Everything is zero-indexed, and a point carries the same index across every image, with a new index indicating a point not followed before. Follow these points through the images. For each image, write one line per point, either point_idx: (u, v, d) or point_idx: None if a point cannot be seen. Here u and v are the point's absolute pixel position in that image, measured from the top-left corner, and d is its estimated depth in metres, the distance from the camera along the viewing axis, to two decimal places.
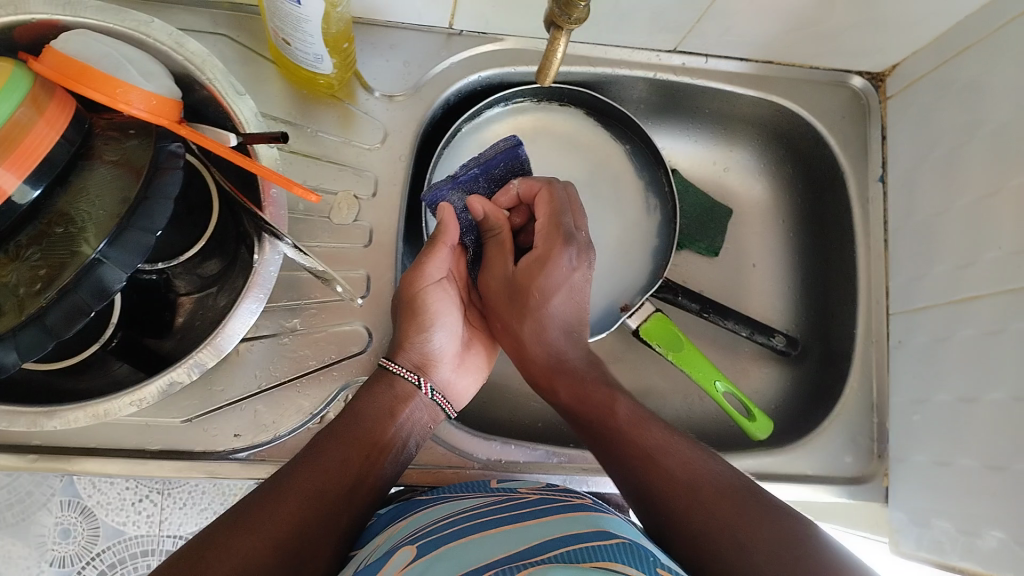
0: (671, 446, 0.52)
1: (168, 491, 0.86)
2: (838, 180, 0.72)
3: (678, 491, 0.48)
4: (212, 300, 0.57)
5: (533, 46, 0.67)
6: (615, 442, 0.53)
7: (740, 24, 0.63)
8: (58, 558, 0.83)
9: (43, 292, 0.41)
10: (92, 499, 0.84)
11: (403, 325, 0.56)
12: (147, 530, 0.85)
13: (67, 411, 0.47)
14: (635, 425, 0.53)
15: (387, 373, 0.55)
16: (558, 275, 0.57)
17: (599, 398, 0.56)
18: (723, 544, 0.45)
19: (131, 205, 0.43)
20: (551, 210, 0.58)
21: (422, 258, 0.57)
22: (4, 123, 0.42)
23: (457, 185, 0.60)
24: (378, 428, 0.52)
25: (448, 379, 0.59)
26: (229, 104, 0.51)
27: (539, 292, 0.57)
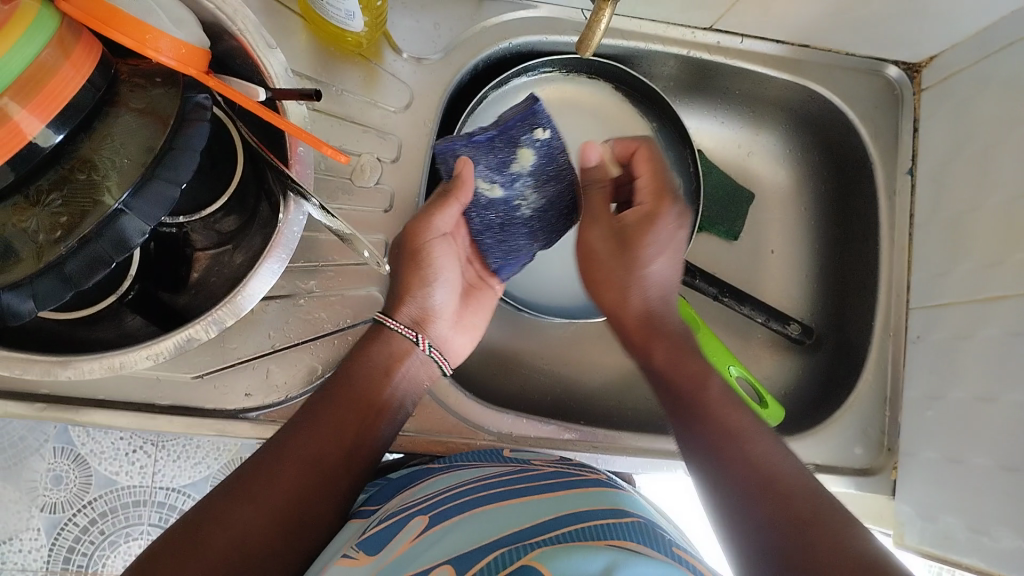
0: (766, 432, 0.50)
1: (161, 443, 0.85)
2: (866, 170, 0.71)
3: (755, 470, 0.47)
4: (228, 257, 0.56)
5: (568, 15, 0.65)
6: (696, 413, 0.52)
7: (780, 6, 0.62)
8: (48, 504, 0.83)
9: (63, 239, 0.41)
10: (85, 448, 0.84)
11: (404, 277, 0.57)
12: (140, 481, 0.84)
13: (81, 362, 0.45)
14: (724, 404, 0.52)
15: (383, 330, 0.54)
16: (666, 234, 0.59)
17: (692, 373, 0.55)
18: (787, 542, 0.42)
19: (156, 154, 0.43)
20: (653, 171, 0.59)
21: (432, 207, 0.55)
22: (28, 63, 0.40)
23: (472, 144, 0.56)
24: (375, 389, 0.52)
25: (443, 333, 0.60)
26: (258, 56, 0.49)
27: (644, 244, 0.58)
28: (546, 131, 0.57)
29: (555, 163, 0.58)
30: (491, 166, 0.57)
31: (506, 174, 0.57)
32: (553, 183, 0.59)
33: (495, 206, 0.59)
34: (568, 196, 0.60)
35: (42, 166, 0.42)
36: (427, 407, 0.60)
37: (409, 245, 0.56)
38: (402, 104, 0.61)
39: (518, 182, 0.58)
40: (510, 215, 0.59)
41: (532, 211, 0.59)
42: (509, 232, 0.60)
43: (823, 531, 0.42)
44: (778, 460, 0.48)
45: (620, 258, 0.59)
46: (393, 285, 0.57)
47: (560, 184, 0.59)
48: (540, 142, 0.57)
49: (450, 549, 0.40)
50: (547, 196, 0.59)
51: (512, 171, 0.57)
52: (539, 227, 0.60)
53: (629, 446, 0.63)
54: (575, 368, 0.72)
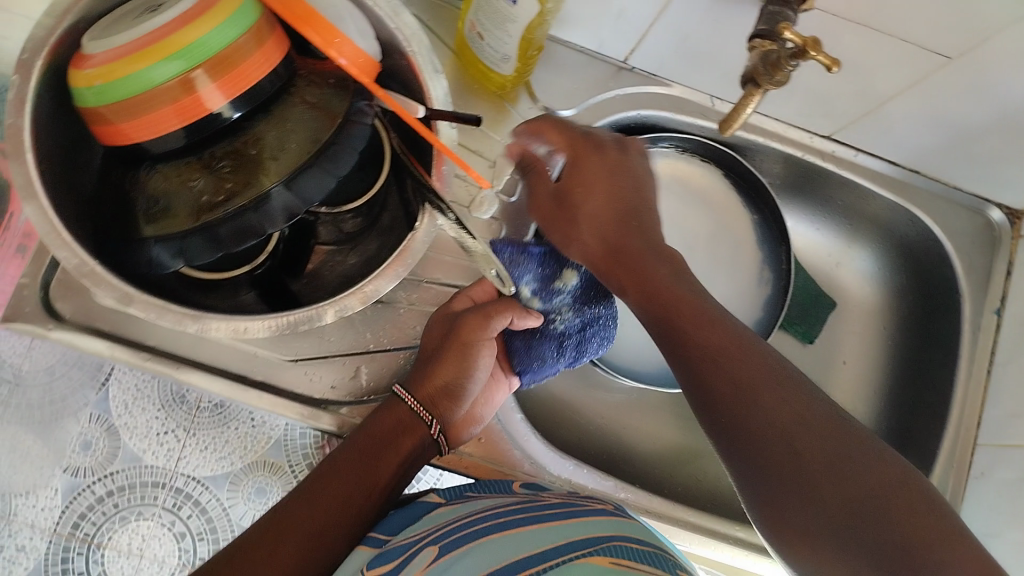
0: (802, 390, 0.45)
1: (193, 430, 0.73)
2: (954, 303, 0.72)
3: (749, 409, 0.45)
4: (342, 257, 0.59)
5: (699, 98, 0.68)
6: (675, 342, 0.49)
7: (902, 130, 0.65)
8: (71, 467, 0.72)
9: (221, 205, 0.44)
10: (120, 419, 0.73)
11: (428, 368, 0.56)
12: (162, 464, 0.72)
13: (210, 320, 0.48)
14: (701, 322, 0.48)
15: (396, 401, 0.55)
16: (592, 174, 0.53)
17: (701, 342, 0.48)
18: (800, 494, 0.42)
19: (321, 145, 0.46)
20: (561, 128, 0.54)
21: (483, 316, 0.57)
22: (226, 45, 0.44)
23: (523, 252, 0.58)
24: (379, 464, 0.53)
25: (460, 421, 0.58)
26: (423, 78, 0.52)
27: (581, 189, 0.53)
28: None
29: (597, 292, 0.60)
30: (535, 277, 0.59)
31: (546, 287, 0.59)
32: (591, 309, 0.60)
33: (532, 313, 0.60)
34: (605, 325, 0.61)
35: (221, 135, 0.45)
36: (494, 436, 0.62)
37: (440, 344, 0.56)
38: None
39: (558, 298, 0.59)
40: (544, 326, 0.60)
41: (564, 328, 0.60)
42: (537, 343, 0.60)
43: (903, 543, 0.39)
44: (767, 391, 0.45)
45: (580, 208, 0.54)
46: (420, 367, 0.57)
47: (596, 311, 0.60)
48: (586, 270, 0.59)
49: (475, 566, 0.42)
50: (583, 318, 0.60)
51: (553, 286, 0.59)
52: (568, 347, 0.60)
53: (681, 520, 0.64)
54: (633, 434, 0.74)
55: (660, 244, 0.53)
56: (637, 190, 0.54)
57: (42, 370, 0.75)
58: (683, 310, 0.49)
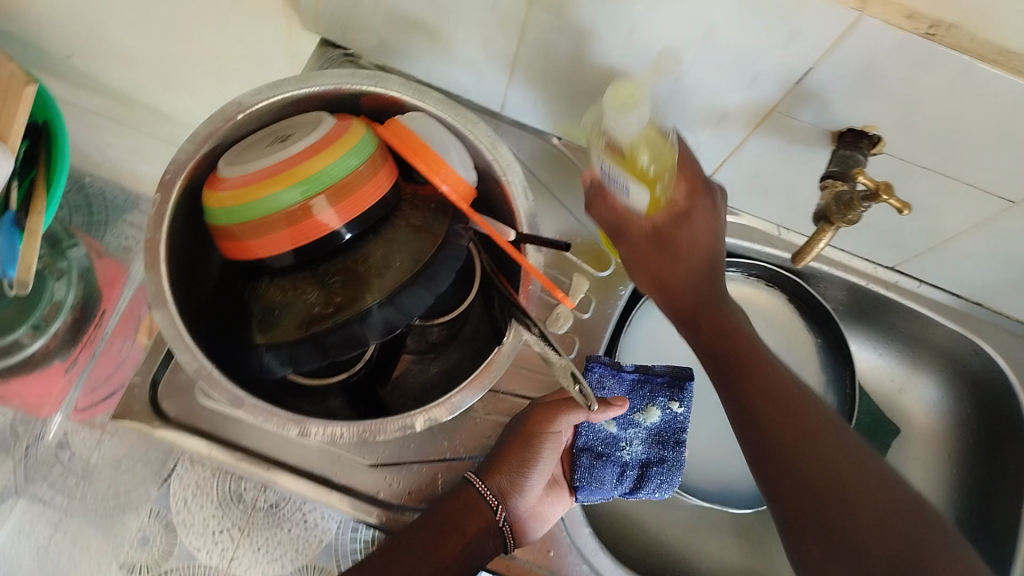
0: (835, 432, 0.48)
1: (248, 530, 0.74)
2: (1020, 433, 0.72)
3: (791, 434, 0.48)
4: (424, 365, 0.62)
5: (765, 227, 0.72)
6: (735, 375, 0.52)
7: (963, 264, 0.67)
8: (129, 562, 0.79)
9: (332, 315, 0.48)
10: (178, 517, 0.76)
11: (503, 454, 0.58)
12: (216, 563, 0.74)
13: (313, 424, 0.51)
14: (760, 360, 0.52)
15: (469, 487, 0.57)
16: (703, 226, 0.55)
17: (768, 402, 0.50)
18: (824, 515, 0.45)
19: (423, 264, 0.50)
20: (690, 168, 0.54)
21: (556, 406, 0.59)
22: (347, 173, 0.50)
23: (616, 376, 0.63)
24: (445, 542, 0.55)
25: (526, 515, 0.59)
26: (516, 203, 0.56)
27: (686, 238, 0.55)
28: (680, 404, 0.63)
29: (672, 435, 0.63)
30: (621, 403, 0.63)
31: (627, 417, 0.63)
32: (659, 450, 0.63)
33: (602, 435, 0.63)
34: (669, 469, 0.62)
35: (334, 253, 0.50)
36: (561, 549, 0.63)
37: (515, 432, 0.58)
38: (608, 269, 0.67)
39: (633, 429, 0.63)
40: (611, 451, 0.63)
41: (629, 457, 0.63)
42: (602, 467, 0.62)
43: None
44: (812, 421, 0.49)
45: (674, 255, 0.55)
46: (494, 455, 0.59)
47: (663, 454, 0.62)
48: (670, 410, 0.63)
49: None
50: (648, 456, 0.63)
51: (633, 417, 0.63)
52: (627, 477, 0.62)
53: None
54: (698, 552, 0.74)
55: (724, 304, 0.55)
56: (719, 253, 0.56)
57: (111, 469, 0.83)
58: (751, 364, 0.52)
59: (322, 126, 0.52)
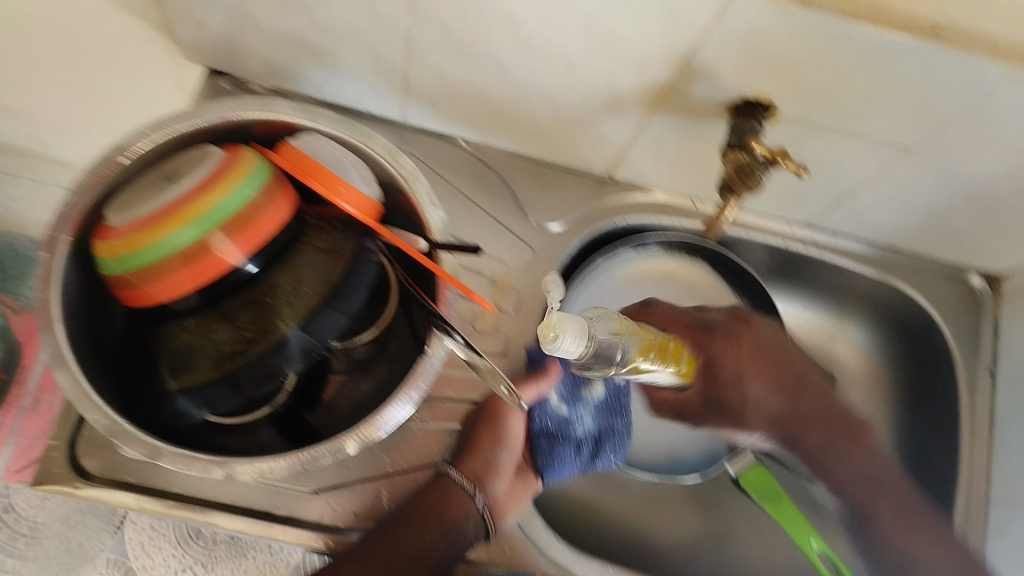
0: (897, 489, 0.68)
1: (212, 565, 0.77)
2: (947, 368, 0.75)
3: (892, 524, 0.67)
4: (355, 383, 0.60)
5: (679, 201, 0.73)
6: (820, 462, 0.69)
7: (875, 214, 0.69)
8: None
9: (243, 353, 0.47)
10: (138, 561, 0.80)
11: (475, 439, 0.61)
12: None
13: (236, 464, 0.49)
14: (855, 448, 0.69)
15: (444, 479, 0.59)
16: (731, 360, 0.66)
17: (852, 470, 0.69)
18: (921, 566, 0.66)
19: (333, 287, 0.49)
20: (668, 317, 0.66)
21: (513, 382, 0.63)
22: (243, 204, 0.48)
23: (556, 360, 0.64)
24: (428, 526, 0.56)
25: (499, 501, 0.61)
26: (422, 210, 0.55)
27: (729, 386, 0.66)
28: None
29: (616, 402, 0.67)
30: (565, 385, 0.65)
31: (575, 394, 0.66)
32: (608, 418, 0.67)
33: (555, 415, 0.65)
34: (618, 435, 0.67)
35: (237, 288, 0.48)
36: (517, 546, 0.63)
37: (482, 418, 0.62)
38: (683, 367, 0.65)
39: (582, 407, 0.66)
40: (565, 431, 0.65)
41: (583, 432, 0.66)
42: (562, 441, 0.65)
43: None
44: (881, 495, 0.68)
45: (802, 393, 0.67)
46: (459, 446, 0.62)
47: (613, 421, 0.67)
48: (610, 381, 0.67)
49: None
50: (599, 428, 0.66)
51: (581, 394, 0.66)
52: (586, 448, 0.66)
53: None
54: (655, 526, 0.74)
55: (827, 394, 0.69)
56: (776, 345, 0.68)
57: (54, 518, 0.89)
58: (842, 454, 0.69)
59: (211, 159, 0.50)
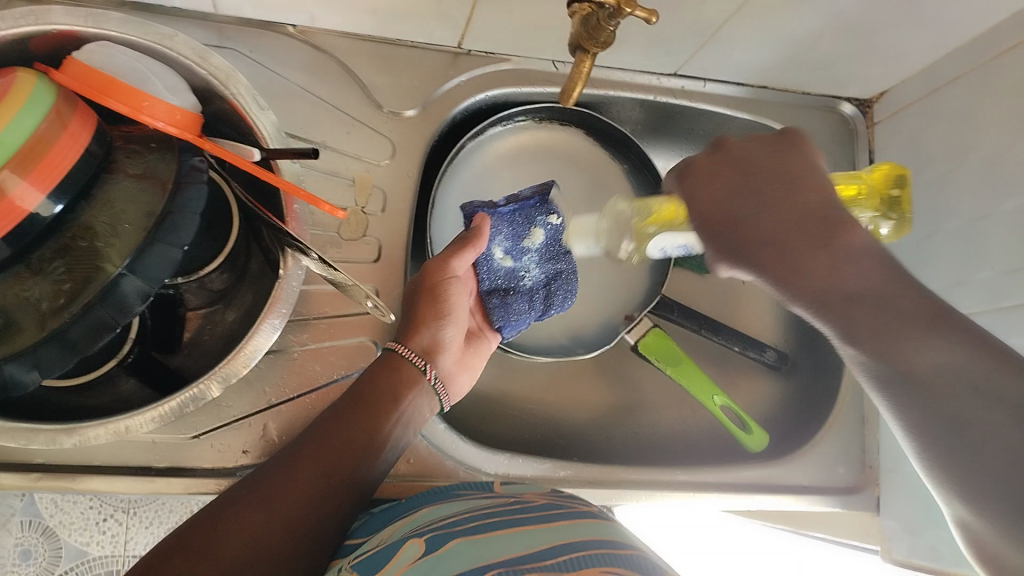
0: (862, 260, 0.43)
1: (134, 509, 0.77)
2: None
3: (828, 289, 0.43)
4: (220, 315, 0.57)
5: (539, 66, 0.68)
6: (747, 242, 0.47)
7: (742, 53, 0.66)
8: None
9: (66, 308, 0.41)
10: (54, 520, 0.76)
11: (418, 311, 0.57)
12: (112, 550, 0.76)
13: (87, 428, 0.46)
14: (833, 226, 0.45)
15: (394, 357, 0.55)
16: (703, 182, 0.51)
17: (814, 282, 0.44)
18: (869, 322, 0.42)
19: (157, 218, 0.43)
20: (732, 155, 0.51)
21: (447, 252, 0.58)
22: (27, 137, 0.41)
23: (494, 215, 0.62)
24: (381, 416, 0.52)
25: (451, 372, 0.59)
26: (250, 117, 0.50)
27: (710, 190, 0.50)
28: (557, 216, 0.63)
29: (559, 247, 0.63)
30: (507, 238, 0.62)
31: (517, 247, 0.63)
32: (553, 265, 0.64)
33: (503, 271, 0.63)
34: (568, 279, 0.64)
35: (44, 235, 0.42)
36: (422, 454, 0.61)
37: (422, 286, 0.57)
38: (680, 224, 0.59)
39: (526, 256, 0.63)
40: (514, 284, 0.63)
41: (531, 283, 0.64)
42: (514, 298, 0.63)
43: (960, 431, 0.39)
44: (859, 284, 0.42)
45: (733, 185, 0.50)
46: (405, 322, 0.57)
47: (559, 266, 0.64)
48: (550, 226, 0.63)
49: (455, 564, 0.41)
50: (547, 273, 0.64)
51: (523, 245, 0.63)
52: (536, 299, 0.64)
53: (624, 481, 0.66)
54: (565, 406, 0.74)
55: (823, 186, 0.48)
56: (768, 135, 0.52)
57: None
58: (801, 253, 0.45)
59: None
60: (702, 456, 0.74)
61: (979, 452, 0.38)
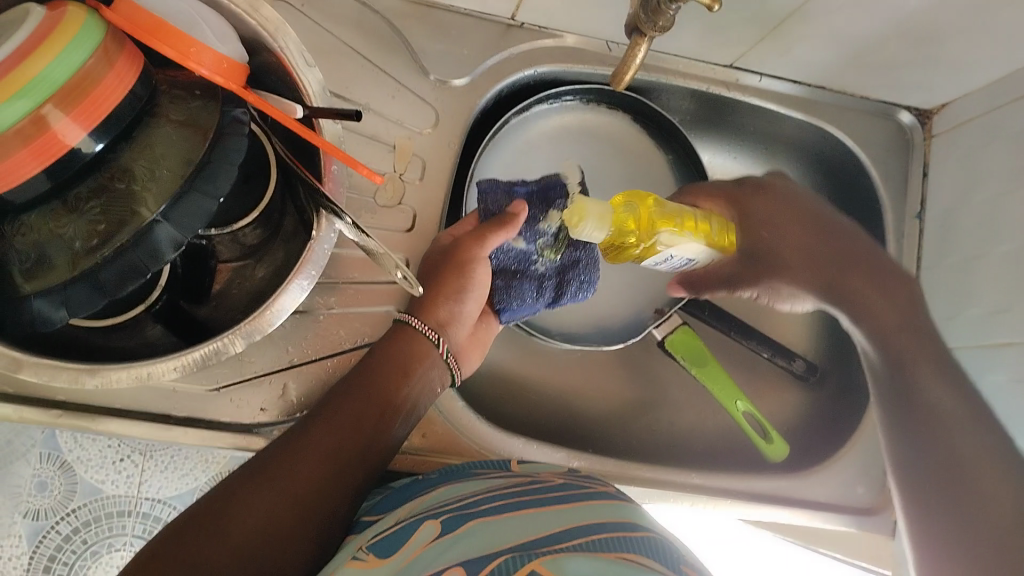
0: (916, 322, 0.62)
1: (150, 452, 0.78)
2: (876, 211, 0.73)
3: (880, 328, 0.63)
4: (250, 270, 0.56)
5: (592, 46, 0.66)
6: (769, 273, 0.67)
7: (802, 50, 0.64)
8: (32, 510, 0.76)
9: (99, 248, 0.41)
10: (72, 455, 0.77)
11: (435, 286, 0.56)
12: (125, 490, 0.78)
13: (109, 370, 0.46)
14: (848, 272, 0.65)
15: (406, 329, 0.54)
16: (759, 210, 0.66)
17: (892, 317, 0.63)
18: (922, 363, 0.59)
19: (196, 167, 0.43)
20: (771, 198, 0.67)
21: (482, 232, 0.56)
22: (73, 72, 0.41)
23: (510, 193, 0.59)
24: (390, 388, 0.51)
25: (460, 346, 0.58)
26: (297, 74, 0.50)
27: (765, 226, 0.66)
28: (576, 199, 0.61)
29: None
30: None
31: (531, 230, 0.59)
32: (573, 251, 0.61)
33: (513, 253, 0.60)
34: (586, 269, 0.62)
35: (82, 173, 0.42)
36: (438, 428, 0.61)
37: (442, 259, 0.56)
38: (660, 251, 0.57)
39: (540, 241, 0.60)
40: (524, 268, 0.61)
41: (544, 270, 0.61)
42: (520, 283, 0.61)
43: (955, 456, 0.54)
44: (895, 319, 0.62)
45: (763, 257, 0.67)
46: (422, 292, 0.57)
47: (577, 254, 0.61)
48: None
49: (470, 550, 0.40)
50: (562, 262, 0.61)
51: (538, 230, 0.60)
52: (547, 287, 0.62)
53: (639, 478, 0.66)
54: (583, 396, 0.73)
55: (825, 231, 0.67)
56: (809, 212, 0.67)
57: None
58: (872, 298, 0.64)
59: (31, 18, 0.42)
60: (718, 460, 0.73)
61: (963, 474, 0.53)
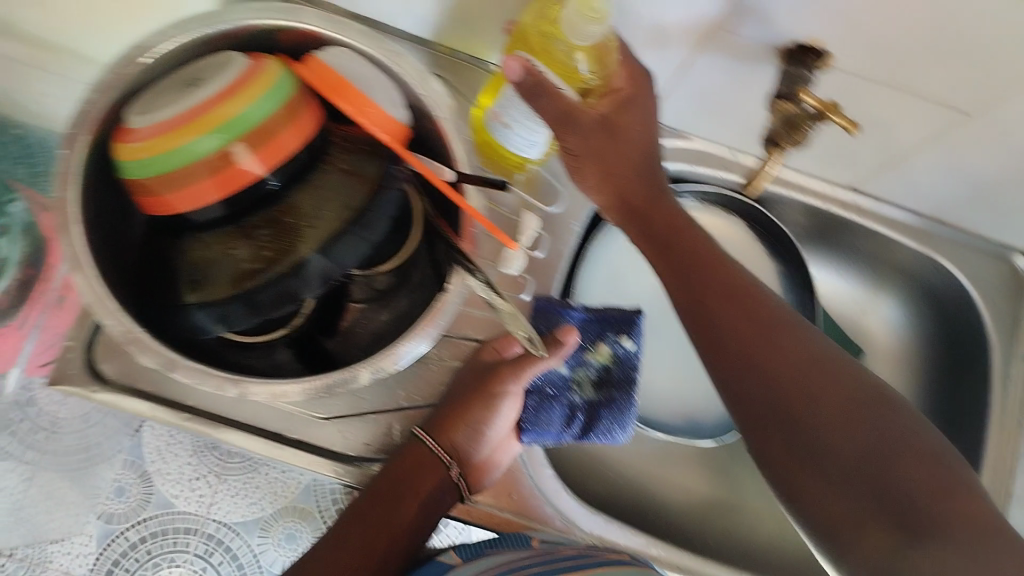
0: (789, 323, 0.48)
1: (225, 475, 0.76)
2: (983, 349, 0.73)
3: (795, 363, 0.46)
4: (374, 313, 0.59)
5: (719, 152, 0.70)
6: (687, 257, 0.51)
7: (924, 183, 0.66)
8: (104, 514, 0.74)
9: (262, 271, 0.46)
10: (153, 465, 0.76)
11: (456, 410, 0.58)
12: (195, 509, 0.75)
13: (248, 383, 0.50)
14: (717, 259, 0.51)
15: (420, 445, 0.57)
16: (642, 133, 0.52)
17: (733, 316, 0.48)
18: (795, 397, 0.45)
19: (356, 212, 0.48)
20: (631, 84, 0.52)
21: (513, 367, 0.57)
22: (263, 120, 0.46)
23: (568, 318, 0.62)
24: (396, 510, 0.55)
25: (477, 464, 0.59)
26: (452, 142, 0.54)
27: (629, 129, 0.51)
28: (629, 340, 0.62)
29: (625, 374, 0.62)
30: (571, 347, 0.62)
31: (576, 358, 0.62)
32: (611, 390, 0.62)
33: (554, 377, 0.62)
34: (618, 409, 0.61)
35: (259, 205, 0.47)
36: (525, 493, 0.62)
37: (473, 387, 0.58)
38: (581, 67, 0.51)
39: (582, 368, 0.62)
40: (560, 392, 0.62)
41: (579, 400, 0.62)
42: (551, 409, 0.61)
43: (919, 500, 0.41)
44: (774, 322, 0.48)
45: (611, 147, 0.51)
46: (444, 412, 0.58)
47: (614, 394, 0.61)
48: (620, 347, 0.62)
49: None
50: (598, 397, 0.62)
51: (583, 357, 0.63)
52: (578, 418, 0.61)
53: None
54: (664, 486, 0.74)
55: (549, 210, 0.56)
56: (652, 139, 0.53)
57: (78, 416, 0.77)
58: (730, 307, 0.48)
59: (235, 66, 0.47)
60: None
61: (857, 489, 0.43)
